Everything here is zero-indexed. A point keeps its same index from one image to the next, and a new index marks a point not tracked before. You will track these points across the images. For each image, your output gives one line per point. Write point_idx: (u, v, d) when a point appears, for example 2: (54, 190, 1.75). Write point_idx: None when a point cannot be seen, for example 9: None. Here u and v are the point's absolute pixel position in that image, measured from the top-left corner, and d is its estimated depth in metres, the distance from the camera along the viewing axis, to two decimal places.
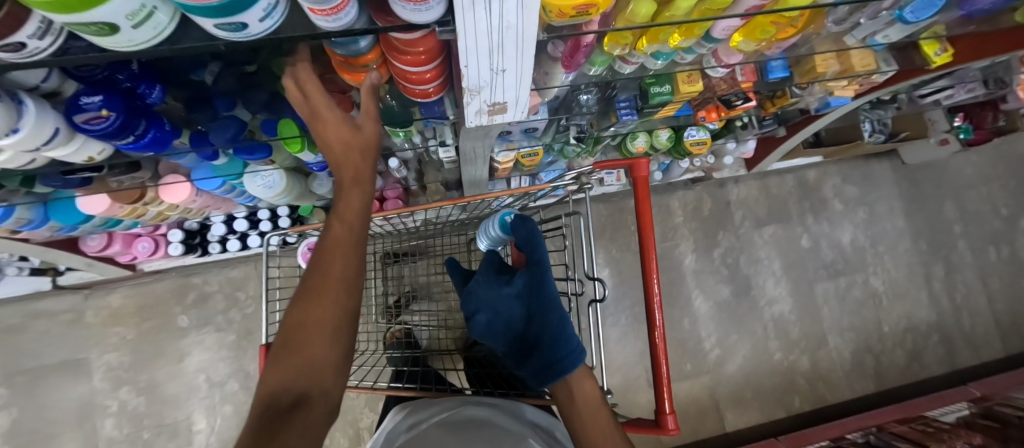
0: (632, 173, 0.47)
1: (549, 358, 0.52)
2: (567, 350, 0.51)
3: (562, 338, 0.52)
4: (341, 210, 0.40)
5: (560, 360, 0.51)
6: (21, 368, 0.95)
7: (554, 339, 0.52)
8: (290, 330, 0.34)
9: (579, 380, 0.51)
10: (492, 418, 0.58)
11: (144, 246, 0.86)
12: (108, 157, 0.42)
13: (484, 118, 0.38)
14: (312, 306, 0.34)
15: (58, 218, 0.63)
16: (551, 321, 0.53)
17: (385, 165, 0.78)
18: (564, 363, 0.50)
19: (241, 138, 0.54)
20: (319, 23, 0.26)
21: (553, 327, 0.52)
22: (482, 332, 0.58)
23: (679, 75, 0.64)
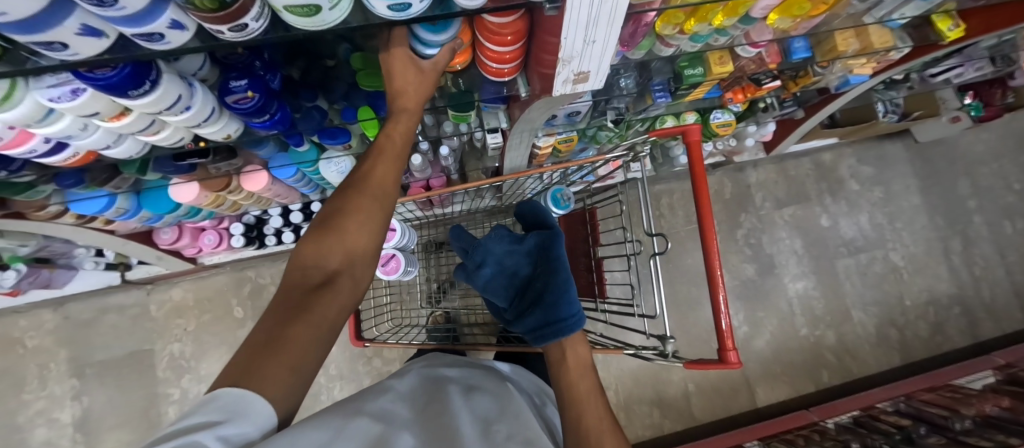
0: (685, 139, 0.52)
1: (548, 316, 0.50)
2: (566, 313, 0.49)
3: (563, 302, 0.50)
4: (390, 129, 0.44)
5: (556, 321, 0.49)
6: (93, 359, 1.04)
7: (556, 300, 0.50)
8: (330, 221, 0.40)
9: (573, 344, 0.50)
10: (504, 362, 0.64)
11: (210, 238, 0.92)
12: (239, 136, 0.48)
13: (567, 87, 0.44)
14: (349, 206, 0.40)
15: (149, 207, 0.69)
16: (558, 283, 0.52)
17: (435, 153, 0.84)
18: (561, 325, 0.49)
19: (325, 125, 0.61)
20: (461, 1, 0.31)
21: (560, 290, 0.51)
22: (484, 285, 0.59)
23: (712, 57, 0.70)
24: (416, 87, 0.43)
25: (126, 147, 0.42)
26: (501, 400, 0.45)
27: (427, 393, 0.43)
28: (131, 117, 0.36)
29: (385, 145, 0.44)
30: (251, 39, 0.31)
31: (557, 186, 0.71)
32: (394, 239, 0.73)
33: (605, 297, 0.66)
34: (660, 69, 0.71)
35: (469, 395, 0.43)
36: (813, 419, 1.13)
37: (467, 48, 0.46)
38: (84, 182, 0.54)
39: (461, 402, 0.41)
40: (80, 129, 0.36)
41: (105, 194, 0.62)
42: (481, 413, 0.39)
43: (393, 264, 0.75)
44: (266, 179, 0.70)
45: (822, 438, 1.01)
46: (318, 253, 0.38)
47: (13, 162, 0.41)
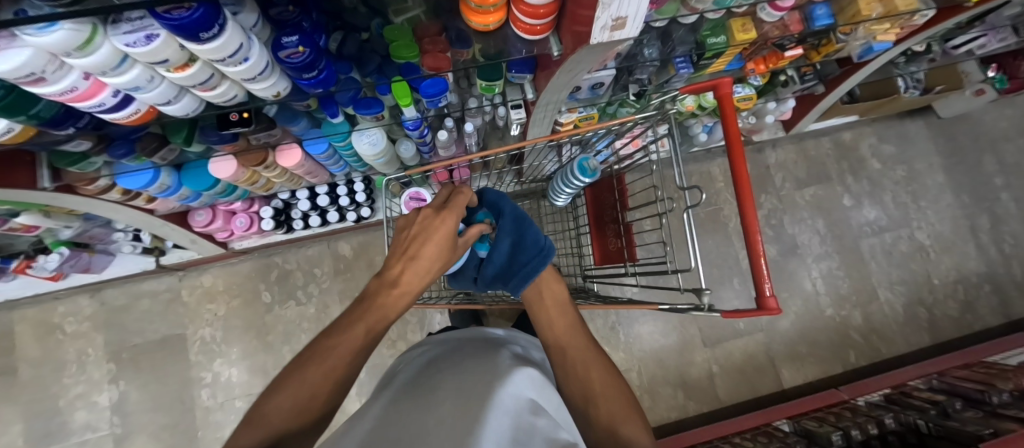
0: (716, 93, 0.53)
1: (525, 252, 0.56)
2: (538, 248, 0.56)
3: (532, 238, 0.57)
4: (398, 277, 0.39)
5: (530, 263, 0.55)
6: (128, 344, 1.07)
7: (524, 238, 0.57)
8: (316, 353, 0.34)
9: (548, 283, 0.59)
10: (488, 335, 0.64)
11: (241, 221, 0.95)
12: (285, 97, 0.50)
13: (604, 36, 0.44)
14: (337, 340, 0.35)
15: (189, 184, 0.72)
16: (518, 217, 0.58)
17: (459, 132, 0.85)
18: (537, 260, 0.55)
19: (360, 96, 0.63)
20: None
21: (529, 224, 0.58)
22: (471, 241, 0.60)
23: (733, 25, 0.71)
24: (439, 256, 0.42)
25: (184, 105, 0.44)
26: (484, 369, 0.45)
27: (415, 392, 0.42)
28: (194, 69, 0.38)
29: (386, 301, 0.38)
30: None
31: (583, 157, 0.71)
32: None
33: (635, 260, 0.67)
34: (682, 38, 0.72)
35: (467, 368, 0.46)
36: (842, 397, 1.11)
37: (502, 6, 0.47)
38: (135, 152, 0.56)
39: (446, 384, 0.42)
40: (147, 80, 0.38)
41: (150, 167, 0.64)
42: (473, 377, 0.43)
43: None
44: (299, 154, 0.72)
45: (853, 414, 0.99)
46: (303, 381, 0.32)
47: (82, 119, 0.44)
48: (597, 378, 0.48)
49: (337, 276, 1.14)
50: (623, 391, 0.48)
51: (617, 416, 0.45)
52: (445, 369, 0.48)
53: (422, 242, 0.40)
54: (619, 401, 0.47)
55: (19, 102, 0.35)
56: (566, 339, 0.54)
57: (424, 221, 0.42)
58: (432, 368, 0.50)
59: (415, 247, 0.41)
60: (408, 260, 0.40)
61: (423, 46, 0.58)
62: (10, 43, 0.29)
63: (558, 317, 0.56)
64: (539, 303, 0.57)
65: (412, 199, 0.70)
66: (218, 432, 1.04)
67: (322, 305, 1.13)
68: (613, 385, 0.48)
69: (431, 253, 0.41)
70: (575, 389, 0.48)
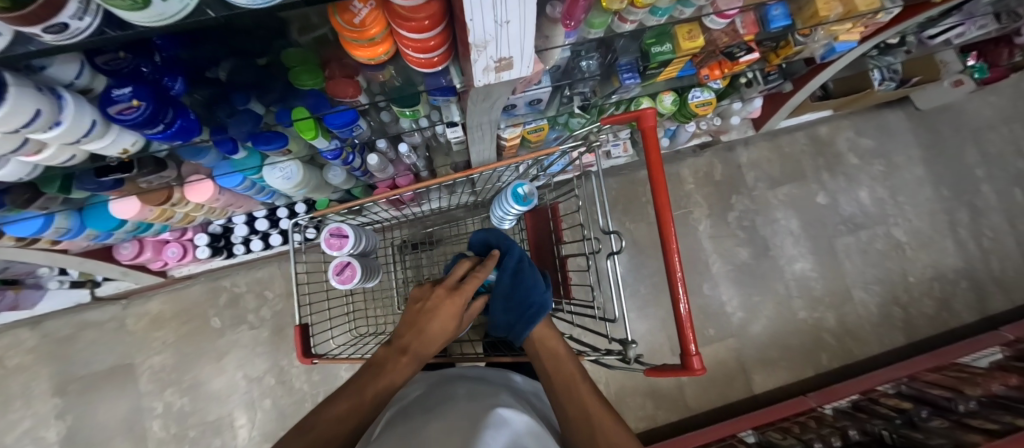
0: (640, 125, 0.48)
1: (517, 308, 0.55)
2: (530, 302, 0.54)
3: (526, 290, 0.55)
4: (409, 349, 0.44)
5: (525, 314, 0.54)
6: (74, 376, 1.03)
7: (518, 289, 0.56)
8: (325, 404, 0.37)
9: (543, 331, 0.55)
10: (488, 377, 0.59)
11: (173, 251, 0.89)
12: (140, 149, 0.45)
13: (491, 76, 0.38)
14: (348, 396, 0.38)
15: (93, 225, 0.66)
16: (515, 266, 0.58)
17: (395, 152, 0.80)
18: (530, 314, 0.54)
19: (259, 130, 0.57)
20: None
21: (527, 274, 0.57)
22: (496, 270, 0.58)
23: (679, 31, 0.65)
24: (447, 325, 0.47)
25: (10, 170, 0.38)
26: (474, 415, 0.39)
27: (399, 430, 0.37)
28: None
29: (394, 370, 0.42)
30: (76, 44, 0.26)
31: (517, 182, 0.66)
32: (347, 246, 0.65)
33: (570, 297, 0.63)
34: (625, 48, 0.66)
35: (453, 404, 0.42)
36: (811, 405, 1.09)
37: (388, 38, 0.42)
38: (4, 204, 0.51)
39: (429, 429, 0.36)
40: None
41: (40, 215, 0.59)
42: (460, 410, 0.40)
43: (349, 273, 0.65)
44: (212, 189, 0.67)
45: (819, 425, 0.98)
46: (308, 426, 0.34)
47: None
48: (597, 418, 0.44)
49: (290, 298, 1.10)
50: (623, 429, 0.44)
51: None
52: (434, 408, 0.43)
53: (432, 314, 0.46)
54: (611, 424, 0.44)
55: None
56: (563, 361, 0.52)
57: (432, 300, 0.47)
58: (417, 400, 0.47)
59: (426, 319, 0.46)
60: (420, 333, 0.45)
61: (328, 71, 0.52)
62: None
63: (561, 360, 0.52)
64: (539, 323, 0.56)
65: (333, 235, 0.65)
66: None
67: (276, 328, 1.09)
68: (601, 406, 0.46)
69: (440, 322, 0.46)
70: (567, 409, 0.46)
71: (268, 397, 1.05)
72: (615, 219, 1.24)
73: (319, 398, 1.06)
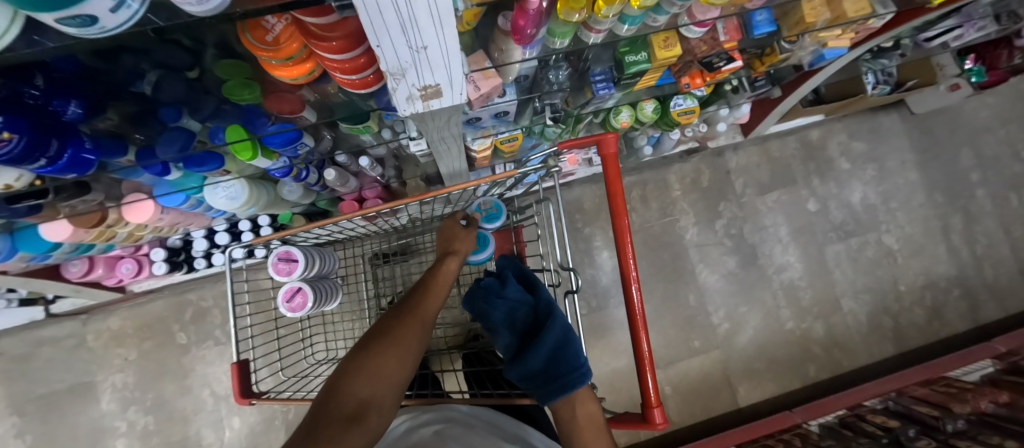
0: (600, 151, 0.43)
1: (560, 366, 0.51)
2: (577, 365, 0.52)
3: (576, 351, 0.53)
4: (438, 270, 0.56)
5: (568, 375, 0.51)
6: (33, 395, 0.99)
7: (568, 349, 0.52)
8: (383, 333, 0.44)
9: (583, 401, 0.53)
10: (497, 420, 0.59)
11: (127, 267, 0.85)
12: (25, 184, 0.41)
13: (418, 104, 0.34)
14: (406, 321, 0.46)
15: (25, 248, 0.62)
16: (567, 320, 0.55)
17: (358, 165, 0.75)
18: (573, 378, 0.51)
19: (191, 152, 0.52)
20: (100, 19, 0.20)
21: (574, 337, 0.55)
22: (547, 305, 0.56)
23: (655, 39, 0.60)
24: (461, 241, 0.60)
25: None
26: None
27: None
28: None
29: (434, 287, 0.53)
30: None
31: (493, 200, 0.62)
32: (296, 270, 0.60)
33: None
34: (600, 57, 0.63)
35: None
36: (796, 421, 1.07)
37: (311, 56, 0.37)
38: None
39: None
40: None
41: None
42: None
43: (300, 299, 0.61)
44: (154, 209, 0.62)
45: (803, 444, 0.95)
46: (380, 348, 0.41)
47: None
48: None
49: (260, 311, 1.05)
50: None
51: None
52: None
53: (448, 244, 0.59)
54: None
55: None
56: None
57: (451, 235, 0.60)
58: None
59: (455, 241, 0.60)
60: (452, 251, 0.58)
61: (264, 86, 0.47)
62: None
63: (593, 443, 0.52)
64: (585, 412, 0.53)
65: (281, 259, 0.60)
66: None
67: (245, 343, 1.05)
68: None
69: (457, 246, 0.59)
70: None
71: (236, 415, 1.02)
72: (598, 227, 1.20)
73: (290, 415, 1.02)
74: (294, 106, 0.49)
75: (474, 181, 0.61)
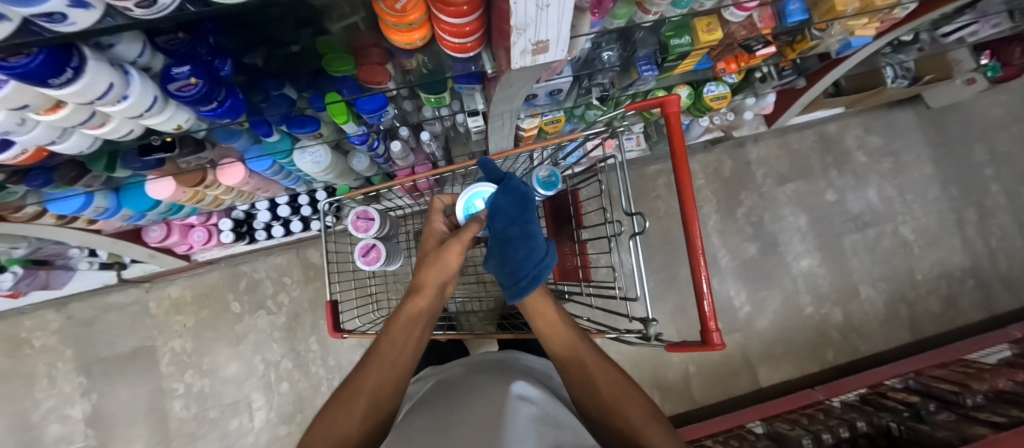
0: (663, 111, 0.49)
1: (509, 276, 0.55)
2: (517, 276, 0.53)
3: (512, 261, 0.54)
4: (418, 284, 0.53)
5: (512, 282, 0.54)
6: (98, 357, 1.06)
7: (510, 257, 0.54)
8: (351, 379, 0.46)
9: (537, 306, 0.58)
10: (506, 363, 0.66)
11: (199, 235, 0.92)
12: (191, 125, 0.47)
13: (527, 60, 0.40)
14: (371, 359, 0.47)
15: (129, 205, 0.69)
16: (506, 232, 0.55)
17: (417, 140, 0.82)
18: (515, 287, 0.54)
19: (293, 113, 0.59)
20: None
21: (515, 246, 0.54)
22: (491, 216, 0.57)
23: (698, 24, 0.66)
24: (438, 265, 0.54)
25: (75, 143, 0.40)
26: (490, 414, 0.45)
27: (436, 430, 0.45)
28: (68, 109, 0.34)
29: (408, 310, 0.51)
30: (158, 20, 0.28)
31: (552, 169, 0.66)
32: (373, 228, 0.67)
33: (590, 280, 0.64)
34: (643, 40, 0.68)
35: (467, 408, 0.50)
36: (817, 398, 1.10)
37: (426, 23, 0.44)
38: (55, 181, 0.54)
39: (447, 433, 0.44)
40: (18, 124, 0.34)
41: (81, 193, 0.61)
42: (483, 415, 0.46)
43: (373, 254, 0.68)
44: (242, 172, 0.69)
45: (826, 417, 0.99)
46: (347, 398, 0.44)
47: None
48: (603, 388, 0.50)
49: (306, 284, 1.12)
50: (635, 394, 0.49)
51: (635, 424, 0.46)
52: (454, 413, 0.49)
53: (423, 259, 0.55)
54: (640, 410, 0.48)
55: None
56: (576, 351, 0.55)
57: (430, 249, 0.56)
58: (441, 405, 0.53)
59: (427, 271, 0.53)
60: (418, 286, 0.53)
61: (359, 59, 0.54)
62: None
63: (560, 332, 0.57)
64: (539, 315, 0.58)
65: (359, 217, 0.67)
66: (193, 443, 1.05)
67: (293, 314, 1.12)
68: (628, 393, 0.50)
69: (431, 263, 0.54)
70: (588, 403, 0.51)
71: (285, 381, 1.08)
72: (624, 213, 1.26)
73: (335, 382, 1.09)
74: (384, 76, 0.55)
75: (535, 147, 0.67)
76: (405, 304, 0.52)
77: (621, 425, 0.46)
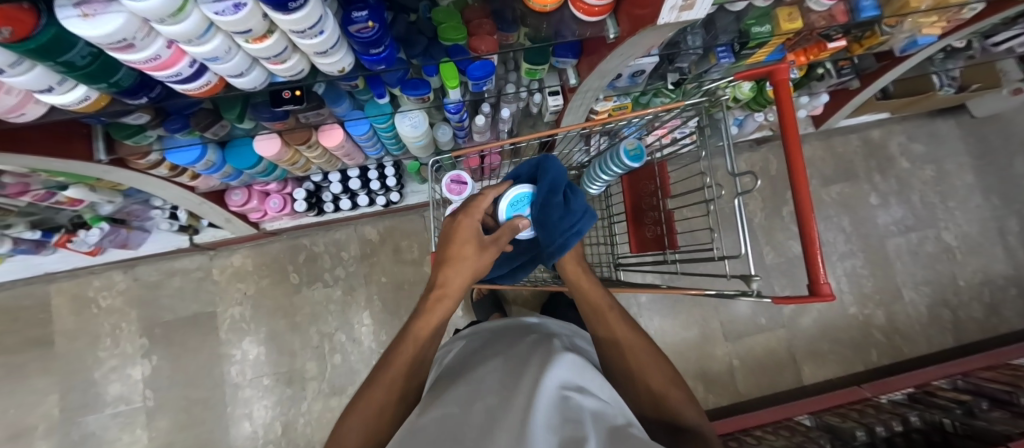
0: (771, 80, 0.53)
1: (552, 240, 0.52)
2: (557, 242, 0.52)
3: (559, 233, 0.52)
4: (441, 287, 0.45)
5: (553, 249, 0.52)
6: (161, 320, 1.09)
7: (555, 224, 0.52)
8: (373, 381, 0.41)
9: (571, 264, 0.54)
10: (537, 325, 0.62)
11: (275, 202, 0.96)
12: (347, 73, 0.52)
13: (671, 16, 0.44)
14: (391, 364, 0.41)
15: (233, 162, 0.73)
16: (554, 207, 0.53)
17: (496, 117, 0.85)
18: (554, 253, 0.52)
19: (408, 76, 0.63)
20: None
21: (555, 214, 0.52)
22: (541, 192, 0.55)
23: (780, 13, 0.70)
24: (473, 264, 0.46)
25: (252, 77, 0.46)
26: (516, 373, 0.40)
27: (463, 385, 0.41)
28: (271, 40, 0.39)
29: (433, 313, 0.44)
30: None
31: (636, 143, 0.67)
32: (465, 192, 0.70)
33: (676, 248, 0.67)
34: (727, 26, 0.70)
35: (499, 364, 0.44)
36: (864, 395, 1.11)
37: None
38: (189, 126, 0.58)
39: (474, 389, 0.39)
40: (225, 51, 0.39)
41: (199, 143, 0.66)
42: (515, 372, 0.41)
43: None
44: (341, 135, 0.73)
45: (877, 411, 0.99)
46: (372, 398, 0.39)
47: (27, 113, 0.41)
48: (631, 353, 0.47)
49: (363, 259, 1.16)
50: (662, 363, 0.46)
51: (658, 391, 0.44)
52: (485, 366, 0.45)
53: (445, 256, 0.46)
54: (664, 376, 0.45)
55: (99, 72, 0.37)
56: (606, 319, 0.51)
57: (454, 241, 0.46)
58: (467, 361, 0.50)
59: (449, 274, 0.45)
60: (440, 288, 0.45)
61: (471, 29, 0.56)
62: (107, 8, 0.30)
63: (597, 297, 0.53)
64: (574, 281, 0.54)
65: (453, 181, 0.70)
66: (246, 408, 1.06)
67: (348, 288, 1.15)
68: (657, 362, 0.46)
69: (455, 258, 0.46)
70: (615, 370, 0.47)
71: (338, 353, 1.10)
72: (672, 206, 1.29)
73: None
74: (492, 47, 0.57)
75: (626, 118, 0.71)
76: (428, 307, 0.44)
77: (646, 391, 0.44)
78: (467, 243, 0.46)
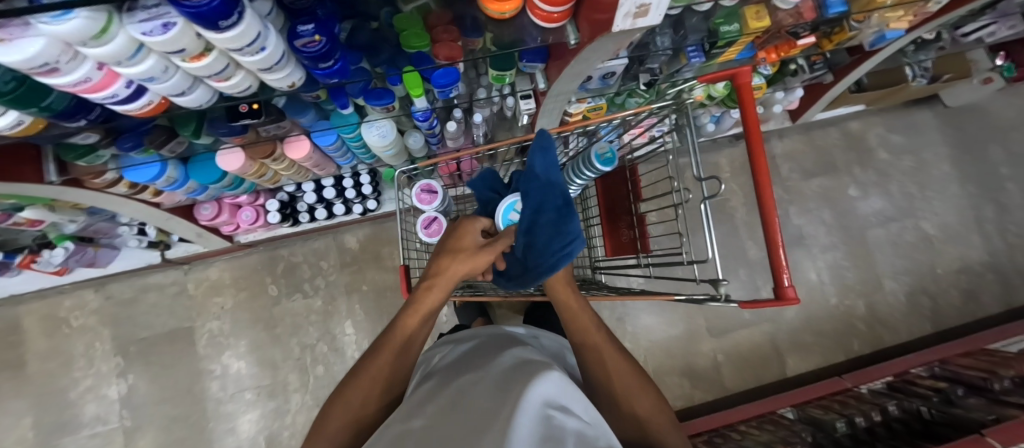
0: (734, 82, 0.52)
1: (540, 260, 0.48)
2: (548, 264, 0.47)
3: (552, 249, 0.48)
4: (432, 279, 0.44)
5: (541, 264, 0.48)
6: (137, 337, 1.06)
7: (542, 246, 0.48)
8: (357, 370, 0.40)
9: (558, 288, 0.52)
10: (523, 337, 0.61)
11: (247, 215, 0.94)
12: (299, 87, 0.50)
13: (626, 22, 0.44)
14: (378, 353, 0.41)
15: (196, 177, 0.71)
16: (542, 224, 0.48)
17: (468, 122, 0.84)
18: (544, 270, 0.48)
19: (371, 86, 0.62)
20: None
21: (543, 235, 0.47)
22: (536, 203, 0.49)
23: (747, 12, 0.69)
24: (468, 260, 0.45)
25: (197, 95, 0.44)
26: (500, 376, 0.39)
27: (444, 391, 0.39)
28: (210, 58, 0.37)
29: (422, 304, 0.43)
30: None
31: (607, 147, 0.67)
32: (436, 201, 0.69)
33: (649, 251, 0.67)
34: (696, 26, 0.69)
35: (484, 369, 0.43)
36: (846, 385, 1.12)
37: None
38: (143, 144, 0.56)
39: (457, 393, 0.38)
40: (162, 70, 0.38)
41: (157, 160, 0.64)
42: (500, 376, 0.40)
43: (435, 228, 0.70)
44: (308, 146, 0.71)
45: (858, 401, 1.01)
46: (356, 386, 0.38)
47: None
48: (616, 371, 0.46)
49: (345, 268, 1.14)
50: (647, 385, 0.46)
51: (642, 417, 0.43)
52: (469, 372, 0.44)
53: (442, 251, 0.46)
54: (650, 401, 0.44)
55: (29, 95, 0.36)
56: (590, 337, 0.49)
57: (452, 240, 0.46)
58: (451, 367, 0.49)
59: (445, 263, 0.44)
60: (433, 277, 0.44)
61: (433, 35, 0.54)
62: (22, 31, 0.29)
63: (582, 315, 0.51)
64: (558, 298, 0.52)
65: (423, 190, 0.69)
66: (229, 423, 1.05)
67: (329, 298, 1.13)
68: (643, 386, 0.45)
69: (450, 254, 0.45)
70: (598, 388, 0.47)
71: (320, 364, 1.09)
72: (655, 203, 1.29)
73: None
74: (455, 54, 0.56)
75: (597, 120, 0.70)
76: (419, 299, 0.44)
77: (630, 414, 0.43)
78: (469, 244, 0.46)
